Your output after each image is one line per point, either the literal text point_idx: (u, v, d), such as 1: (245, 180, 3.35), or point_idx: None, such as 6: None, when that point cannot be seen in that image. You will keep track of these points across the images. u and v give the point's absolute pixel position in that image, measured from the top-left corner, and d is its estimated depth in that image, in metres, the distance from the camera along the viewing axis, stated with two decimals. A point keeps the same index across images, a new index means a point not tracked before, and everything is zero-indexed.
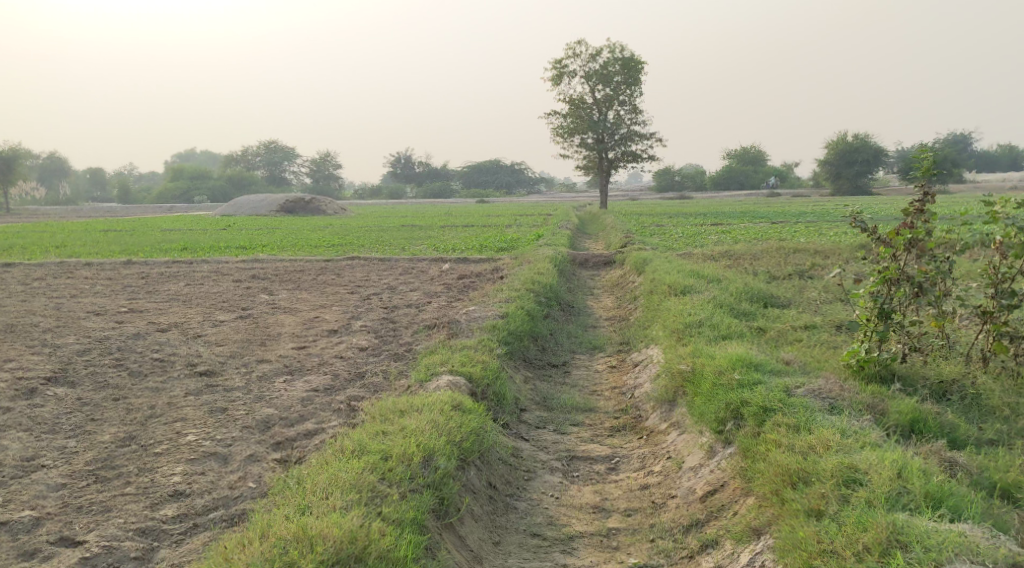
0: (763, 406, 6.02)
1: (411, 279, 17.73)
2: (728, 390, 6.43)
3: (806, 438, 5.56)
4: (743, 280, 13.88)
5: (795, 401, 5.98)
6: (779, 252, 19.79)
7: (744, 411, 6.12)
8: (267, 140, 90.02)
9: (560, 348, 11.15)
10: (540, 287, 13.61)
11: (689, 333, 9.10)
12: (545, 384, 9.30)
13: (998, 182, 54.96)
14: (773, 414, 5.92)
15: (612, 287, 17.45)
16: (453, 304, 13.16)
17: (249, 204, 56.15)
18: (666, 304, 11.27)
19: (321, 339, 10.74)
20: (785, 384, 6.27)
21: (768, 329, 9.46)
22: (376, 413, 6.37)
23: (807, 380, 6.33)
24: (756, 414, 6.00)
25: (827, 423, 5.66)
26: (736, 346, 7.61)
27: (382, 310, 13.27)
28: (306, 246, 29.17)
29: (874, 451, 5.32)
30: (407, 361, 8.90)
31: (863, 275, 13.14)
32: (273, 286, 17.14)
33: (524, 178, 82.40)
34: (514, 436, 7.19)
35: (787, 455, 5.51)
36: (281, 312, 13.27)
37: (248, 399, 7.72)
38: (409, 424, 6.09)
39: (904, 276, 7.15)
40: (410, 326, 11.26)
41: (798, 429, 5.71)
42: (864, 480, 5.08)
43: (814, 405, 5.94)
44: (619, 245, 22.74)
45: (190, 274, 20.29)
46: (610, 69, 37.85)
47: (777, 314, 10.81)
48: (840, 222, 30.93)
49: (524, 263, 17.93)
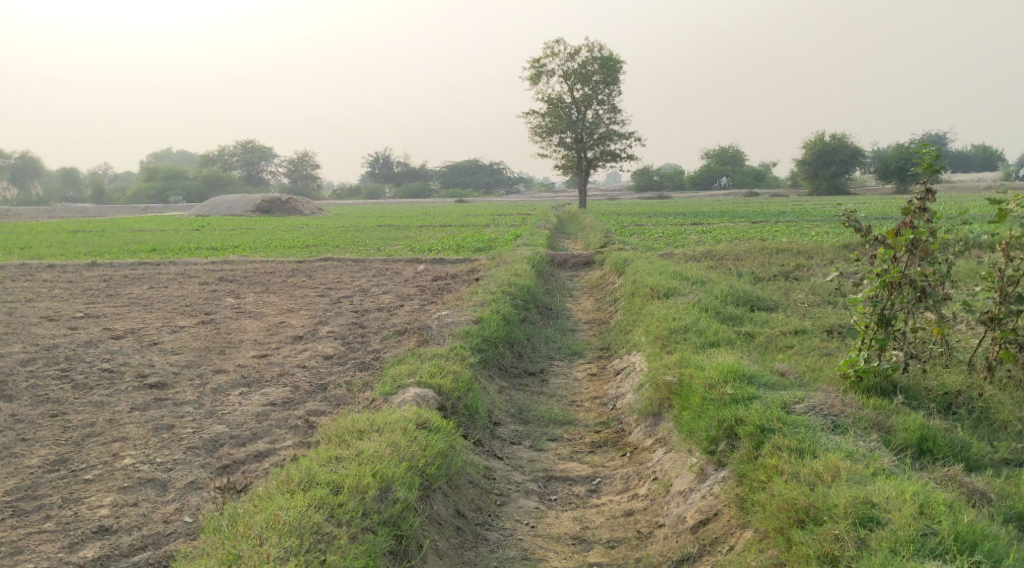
0: (761, 426, 5.49)
1: (384, 281, 17.09)
2: (720, 405, 5.90)
3: (811, 465, 5.04)
4: (727, 282, 13.41)
5: (795, 421, 5.45)
6: (761, 252, 19.36)
7: (741, 428, 5.59)
8: (243, 140, 88.87)
9: (538, 354, 10.60)
10: (517, 290, 13.06)
11: (673, 340, 8.58)
12: (521, 394, 8.74)
13: (972, 183, 54.86)
14: (772, 435, 5.39)
15: (592, 289, 16.90)
16: (426, 308, 12.57)
17: (224, 205, 55.17)
18: (649, 308, 10.75)
19: (285, 346, 10.11)
20: (784, 400, 5.75)
21: (757, 335, 8.96)
22: (333, 433, 5.78)
23: (806, 395, 5.81)
24: (752, 433, 5.47)
25: (832, 446, 5.16)
26: (726, 355, 7.09)
27: (352, 314, 12.65)
28: (280, 246, 28.47)
29: (889, 481, 4.81)
30: (374, 370, 8.29)
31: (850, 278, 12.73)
32: (240, 289, 16.44)
33: (503, 178, 81.90)
34: (486, 454, 6.63)
35: (788, 485, 4.99)
36: (245, 317, 12.60)
37: (197, 414, 7.09)
38: (367, 448, 5.51)
39: (907, 281, 6.65)
40: (380, 332, 10.65)
41: (800, 453, 5.19)
42: (883, 519, 4.57)
43: (816, 425, 5.43)
44: (598, 246, 22.28)
45: (155, 277, 19.52)
46: (588, 68, 37.39)
47: (764, 319, 10.31)
48: (820, 222, 30.64)
49: (501, 264, 17.37)
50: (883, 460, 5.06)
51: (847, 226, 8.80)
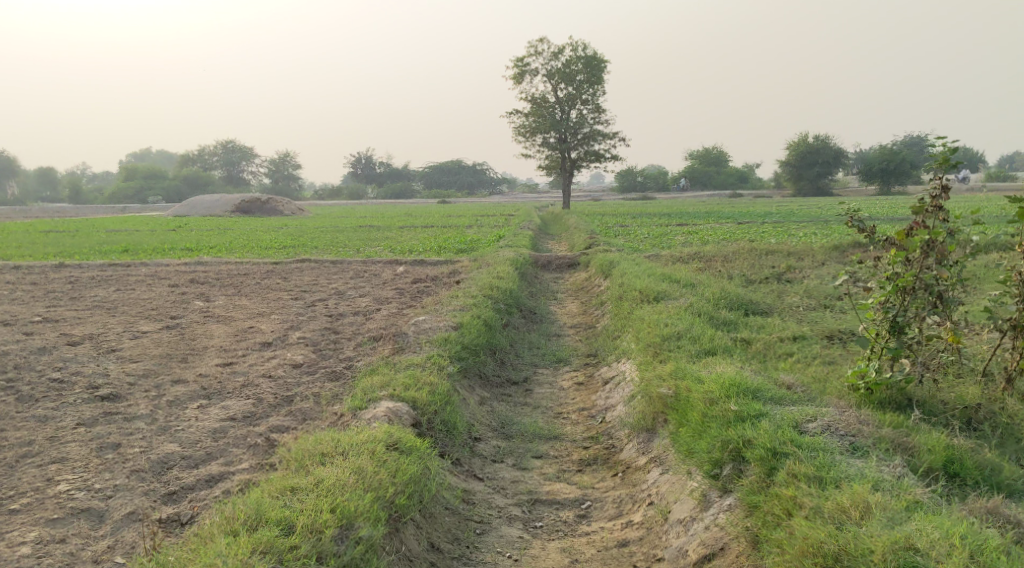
0: (772, 449, 4.98)
1: (361, 284, 16.46)
2: (723, 424, 5.39)
3: (835, 497, 4.54)
4: (719, 285, 12.91)
5: (809, 443, 4.96)
6: (750, 254, 18.90)
7: (751, 450, 5.07)
8: (224, 140, 87.76)
9: (521, 362, 10.03)
10: (499, 293, 12.52)
11: (666, 347, 8.05)
12: (504, 405, 8.19)
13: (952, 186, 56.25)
14: (785, 460, 4.88)
15: (577, 292, 16.34)
16: (405, 312, 11.96)
17: (202, 205, 54.22)
18: (639, 312, 10.22)
19: (252, 354, 9.48)
20: (795, 418, 5.23)
21: (755, 344, 8.46)
22: (293, 458, 5.23)
23: (819, 412, 5.30)
24: (763, 458, 4.96)
25: (854, 475, 4.67)
26: (725, 366, 6.57)
27: (325, 319, 12.00)
28: (257, 247, 27.77)
29: (926, 519, 4.31)
30: (345, 381, 7.68)
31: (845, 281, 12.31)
32: (210, 292, 15.76)
33: (486, 179, 81.34)
34: (466, 474, 6.07)
35: (807, 521, 4.48)
36: (213, 322, 11.94)
37: (148, 430, 6.45)
38: (327, 477, 4.97)
39: (922, 284, 6.14)
40: (354, 338, 10.04)
41: (819, 481, 4.69)
42: None
43: (833, 447, 4.94)
44: (583, 246, 21.78)
45: (124, 279, 18.78)
46: (572, 68, 36.89)
47: (759, 324, 9.79)
48: (807, 223, 30.31)
49: (483, 266, 16.78)
50: (910, 492, 4.56)
51: (848, 227, 8.30)
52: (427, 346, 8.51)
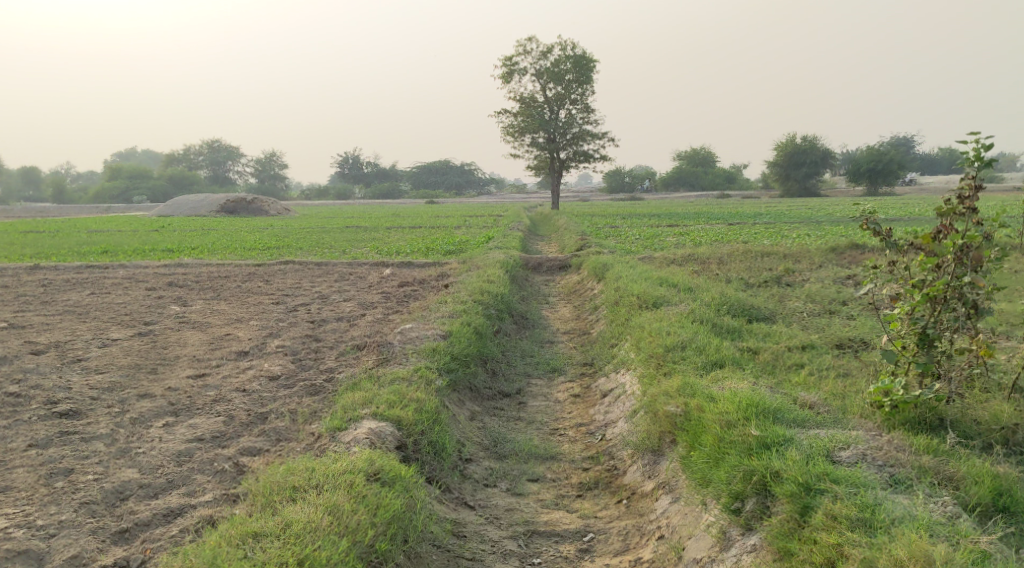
0: (804, 484, 4.62)
1: (346, 287, 15.88)
2: (744, 451, 5.03)
3: (888, 548, 4.16)
4: (718, 289, 12.43)
5: (844, 476, 4.60)
6: (746, 256, 18.42)
7: (781, 484, 4.71)
8: (209, 139, 86.68)
9: (514, 371, 9.49)
10: (490, 298, 12.00)
11: (671, 358, 7.53)
12: (497, 420, 7.65)
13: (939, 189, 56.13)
14: (821, 498, 4.52)
15: (569, 296, 15.80)
16: (392, 319, 11.39)
17: (187, 205, 53.41)
18: (638, 319, 9.71)
19: (227, 364, 8.88)
20: (826, 446, 4.88)
21: (763, 355, 7.96)
22: (260, 494, 4.77)
23: (852, 439, 4.96)
24: (794, 494, 4.60)
25: (903, 517, 4.33)
26: (738, 382, 6.07)
27: (307, 326, 11.42)
28: (240, 249, 27.10)
29: None
30: (325, 397, 7.11)
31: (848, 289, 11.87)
32: (188, 296, 15.13)
33: (474, 179, 80.74)
34: (455, 503, 5.59)
35: None
36: (188, 329, 11.32)
37: (105, 453, 5.86)
38: (294, 518, 4.52)
39: (956, 294, 5.67)
40: (336, 348, 9.46)
41: (864, 525, 4.35)
42: None
43: (873, 480, 4.61)
44: (574, 248, 21.26)
45: (100, 282, 18.07)
46: (561, 67, 36.36)
47: (765, 332, 9.30)
48: (800, 224, 29.86)
49: (472, 269, 16.22)
50: (969, 539, 4.23)
51: (863, 230, 7.80)
52: (415, 357, 7.95)
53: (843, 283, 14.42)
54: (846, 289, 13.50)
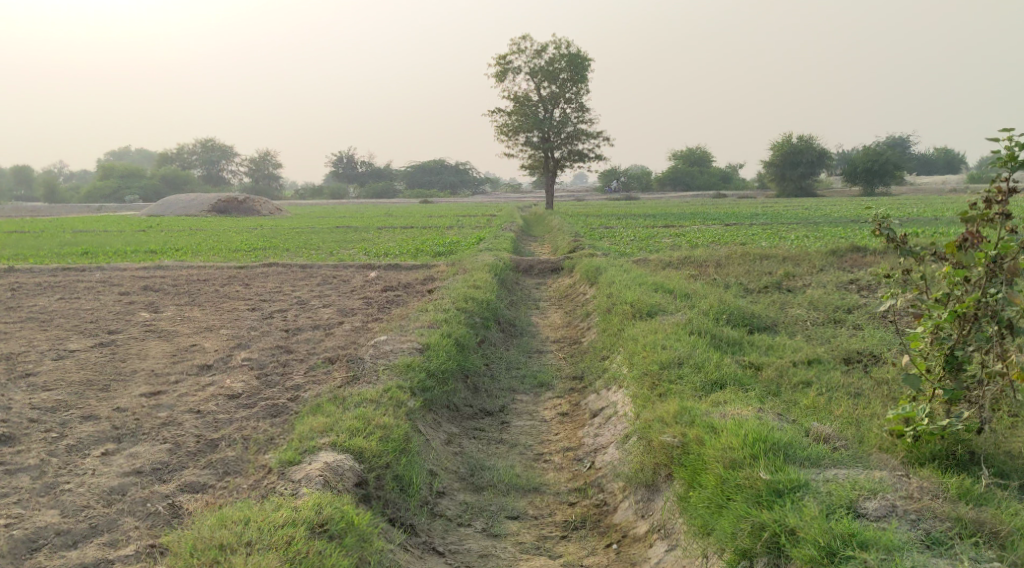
0: (826, 548, 4.20)
1: (328, 291, 15.20)
2: (753, 501, 4.60)
3: None
4: (716, 296, 11.78)
5: (872, 537, 4.16)
6: (743, 259, 17.80)
7: (796, 545, 4.30)
8: (203, 138, 85.73)
9: (497, 387, 8.84)
10: (475, 305, 11.35)
11: (666, 376, 6.89)
12: (477, 444, 7.00)
13: (934, 189, 55.62)
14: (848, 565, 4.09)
15: (560, 301, 15.15)
16: (370, 328, 10.73)
17: (177, 204, 52.56)
18: (631, 330, 9.06)
19: (186, 380, 8.20)
20: (849, 496, 4.45)
21: (767, 374, 7.33)
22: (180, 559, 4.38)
23: (878, 486, 4.52)
24: (815, 560, 4.19)
25: None
26: (740, 409, 5.47)
27: (280, 335, 10.75)
28: (225, 250, 26.35)
29: None
30: (283, 421, 6.44)
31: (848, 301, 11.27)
32: (162, 301, 14.42)
33: (469, 179, 80.05)
34: (422, 551, 5.05)
35: None
36: (154, 339, 10.63)
37: (27, 490, 5.19)
38: None
39: (987, 312, 5.06)
40: (306, 361, 8.78)
41: None
42: None
43: (907, 540, 4.20)
44: (566, 249, 20.60)
45: (73, 285, 17.32)
46: (555, 65, 35.71)
47: (766, 345, 8.67)
48: (797, 226, 29.24)
49: (459, 272, 15.56)
50: None
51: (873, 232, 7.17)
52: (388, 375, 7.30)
53: (846, 289, 13.81)
54: (851, 296, 12.89)
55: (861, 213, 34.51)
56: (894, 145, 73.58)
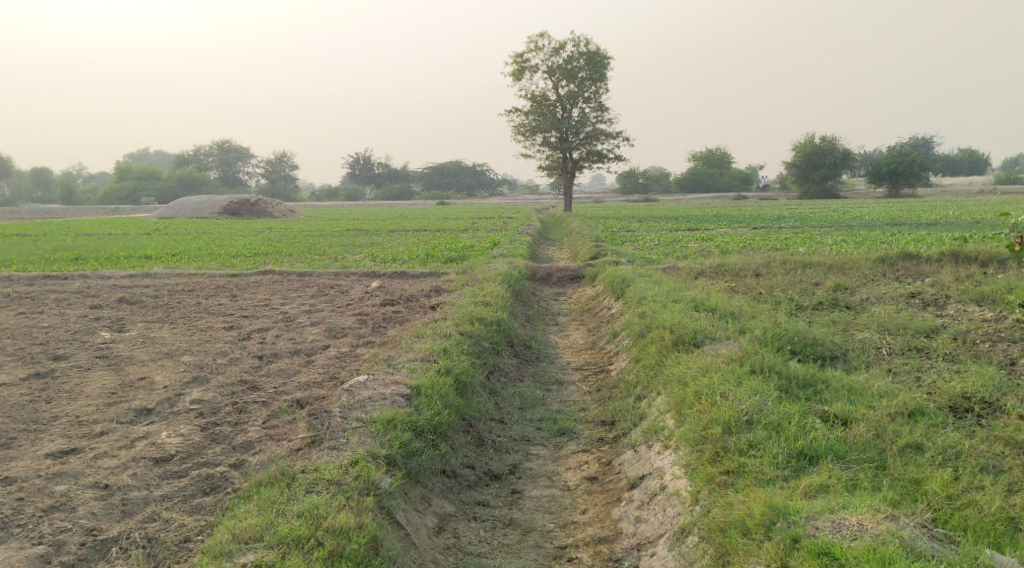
0: None
1: (320, 305, 13.47)
2: None
3: None
4: (767, 317, 9.97)
5: None
6: (786, 268, 15.92)
7: None
8: (219, 140, 84.47)
9: (508, 436, 7.07)
10: (483, 328, 9.62)
11: (736, 436, 5.25)
12: (477, 532, 5.40)
13: (963, 191, 53.38)
14: None
15: (582, 316, 13.34)
16: (359, 356, 8.96)
17: (189, 207, 50.93)
18: (675, 366, 7.25)
19: (112, 431, 6.51)
20: None
21: (866, 435, 5.55)
22: None
23: None
24: None
25: None
26: (863, 520, 4.30)
27: (250, 364, 9.03)
28: (225, 255, 24.71)
29: None
30: (206, 517, 4.94)
31: (920, 335, 9.48)
32: (133, 318, 12.72)
33: (486, 180, 78.38)
34: None
35: None
36: (101, 368, 8.93)
37: None
38: None
39: None
40: (268, 405, 7.07)
41: None
42: None
43: None
44: (587, 256, 18.81)
45: (46, 295, 15.70)
46: (574, 63, 33.89)
47: (847, 386, 6.86)
48: (829, 229, 27.26)
49: (468, 283, 13.80)
50: None
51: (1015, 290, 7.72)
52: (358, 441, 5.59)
53: (911, 306, 11.96)
54: (921, 315, 11.06)
55: (895, 216, 32.45)
56: (916, 146, 71.11)
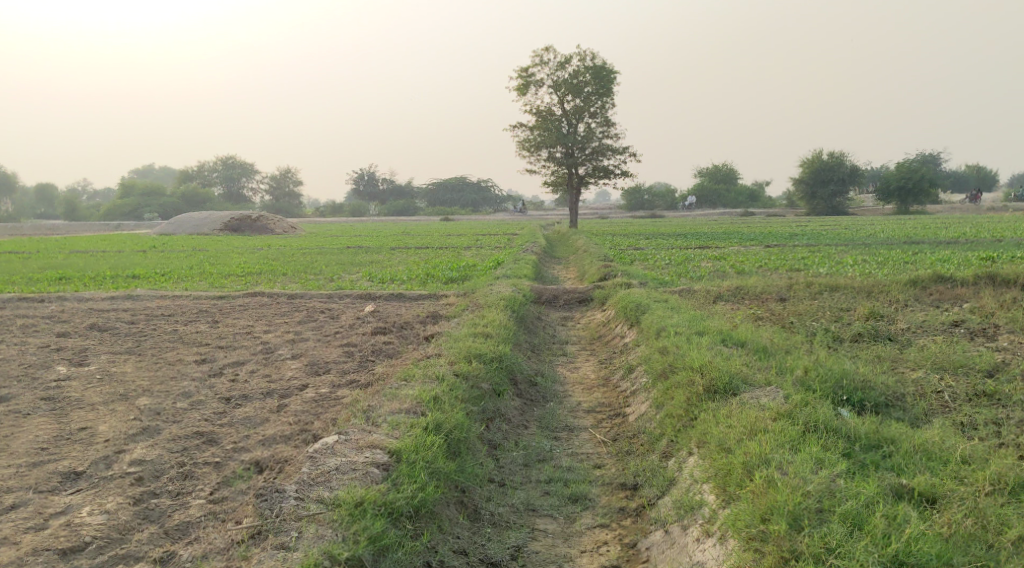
0: None
1: (307, 334, 12.25)
2: None
3: None
4: (806, 354, 8.72)
5: None
6: (811, 291, 14.69)
7: None
8: (223, 155, 83.60)
9: (509, 506, 5.84)
10: (484, 367, 8.40)
11: (808, 533, 4.50)
12: None
13: (975, 208, 52.09)
14: None
15: (593, 346, 12.11)
16: (339, 401, 7.73)
17: (190, 222, 49.69)
18: (709, 422, 5.99)
19: (22, 503, 5.30)
20: None
21: (964, 528, 4.53)
22: None
23: None
24: None
25: None
26: None
27: (214, 410, 7.79)
28: (218, 275, 23.52)
29: None
30: None
31: (982, 377, 8.23)
32: (98, 349, 11.49)
33: (490, 197, 77.64)
34: None
35: None
36: (42, 415, 7.72)
37: None
38: None
39: None
40: (218, 469, 5.83)
41: None
42: None
43: None
44: (595, 277, 17.62)
45: (15, 321, 14.49)
46: (579, 78, 32.82)
47: (925, 450, 5.57)
48: (846, 248, 25.97)
49: (469, 309, 12.59)
50: None
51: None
52: (313, 536, 4.68)
53: (959, 337, 10.69)
54: (974, 349, 9.81)
55: (911, 234, 31.07)
56: (924, 162, 69.94)
